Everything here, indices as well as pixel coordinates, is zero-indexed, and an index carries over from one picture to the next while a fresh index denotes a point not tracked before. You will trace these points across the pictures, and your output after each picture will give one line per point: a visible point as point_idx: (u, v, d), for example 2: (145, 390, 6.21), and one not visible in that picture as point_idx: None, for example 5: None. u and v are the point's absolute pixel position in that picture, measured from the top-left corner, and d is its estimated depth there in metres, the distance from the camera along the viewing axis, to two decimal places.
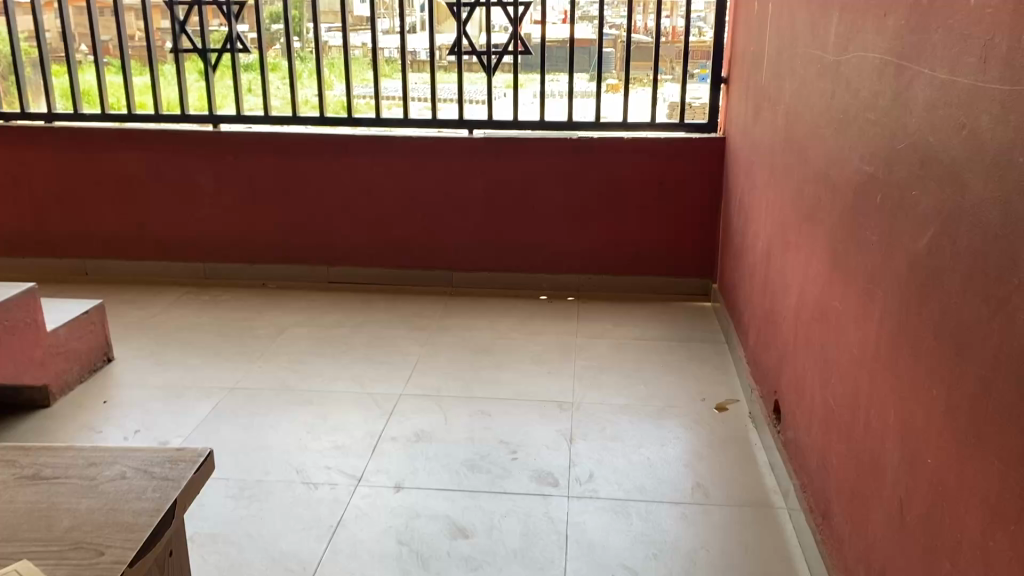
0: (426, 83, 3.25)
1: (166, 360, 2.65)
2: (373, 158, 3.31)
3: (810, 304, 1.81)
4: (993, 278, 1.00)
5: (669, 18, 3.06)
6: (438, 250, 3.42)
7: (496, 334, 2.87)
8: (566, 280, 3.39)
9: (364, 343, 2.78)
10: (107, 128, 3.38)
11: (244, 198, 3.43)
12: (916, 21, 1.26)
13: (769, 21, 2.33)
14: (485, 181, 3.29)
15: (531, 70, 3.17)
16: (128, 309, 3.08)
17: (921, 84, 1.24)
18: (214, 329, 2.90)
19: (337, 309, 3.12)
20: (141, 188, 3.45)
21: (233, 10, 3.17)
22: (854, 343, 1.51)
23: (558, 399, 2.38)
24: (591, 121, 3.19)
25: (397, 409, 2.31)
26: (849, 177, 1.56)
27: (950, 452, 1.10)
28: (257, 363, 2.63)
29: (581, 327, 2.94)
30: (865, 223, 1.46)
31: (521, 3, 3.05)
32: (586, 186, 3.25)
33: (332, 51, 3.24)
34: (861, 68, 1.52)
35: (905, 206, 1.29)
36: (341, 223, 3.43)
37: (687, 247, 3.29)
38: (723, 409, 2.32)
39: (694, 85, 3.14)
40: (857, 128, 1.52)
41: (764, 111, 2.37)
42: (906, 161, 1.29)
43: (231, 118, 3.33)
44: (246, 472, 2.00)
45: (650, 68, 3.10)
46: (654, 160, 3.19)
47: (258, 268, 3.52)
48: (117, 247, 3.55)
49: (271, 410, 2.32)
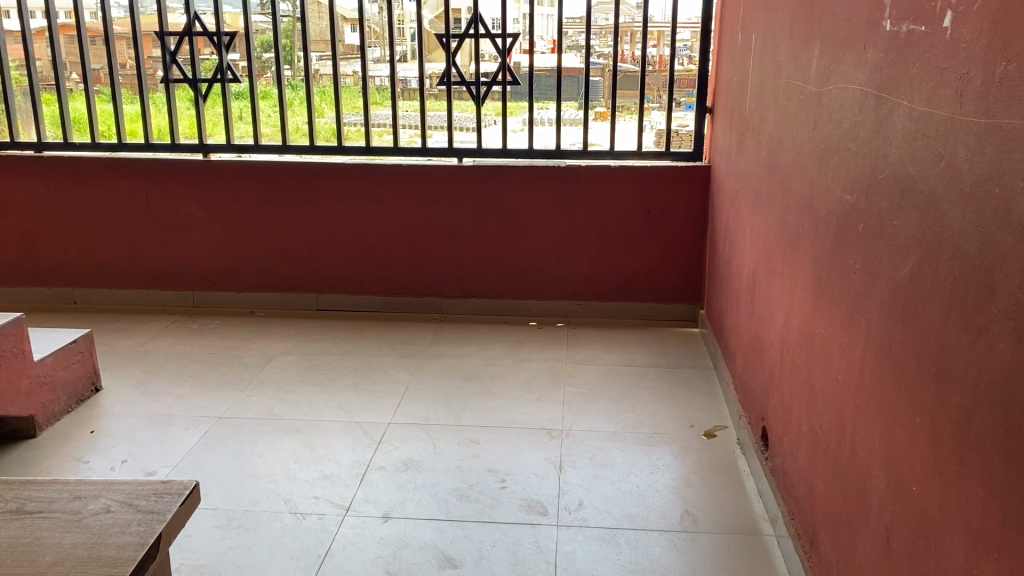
0: (415, 111, 3.28)
1: (154, 389, 2.64)
2: (362, 186, 3.33)
3: (795, 331, 1.82)
4: (973, 307, 1.02)
5: (656, 47, 3.08)
6: (427, 277, 3.43)
7: (485, 361, 2.87)
8: (555, 306, 3.40)
9: (353, 371, 2.78)
10: (96, 157, 3.38)
11: (234, 226, 3.43)
12: (894, 54, 1.29)
13: (753, 52, 2.37)
14: (473, 208, 3.31)
15: (520, 101, 3.21)
16: (116, 338, 3.07)
17: (900, 116, 1.26)
18: (202, 358, 2.89)
19: (326, 337, 3.12)
20: (131, 216, 3.45)
21: (224, 41, 3.20)
22: (838, 370, 1.52)
23: (547, 426, 2.37)
24: (578, 149, 3.24)
25: (385, 438, 2.30)
26: (832, 205, 1.58)
27: (934, 479, 1.11)
28: (246, 392, 2.62)
29: (570, 353, 2.94)
30: (847, 251, 1.48)
31: (509, 35, 3.09)
32: (574, 214, 3.27)
33: (322, 80, 3.26)
34: (842, 99, 1.54)
35: (886, 235, 1.30)
36: (331, 250, 3.43)
37: (674, 273, 3.31)
38: (711, 436, 2.32)
39: (680, 114, 3.18)
40: (839, 158, 1.55)
41: (748, 140, 2.40)
42: (886, 191, 1.31)
43: (222, 147, 3.36)
44: (234, 502, 1.99)
45: (639, 98, 3.12)
46: (642, 188, 3.22)
47: (247, 296, 3.51)
48: (105, 275, 3.54)
49: (259, 439, 2.31)
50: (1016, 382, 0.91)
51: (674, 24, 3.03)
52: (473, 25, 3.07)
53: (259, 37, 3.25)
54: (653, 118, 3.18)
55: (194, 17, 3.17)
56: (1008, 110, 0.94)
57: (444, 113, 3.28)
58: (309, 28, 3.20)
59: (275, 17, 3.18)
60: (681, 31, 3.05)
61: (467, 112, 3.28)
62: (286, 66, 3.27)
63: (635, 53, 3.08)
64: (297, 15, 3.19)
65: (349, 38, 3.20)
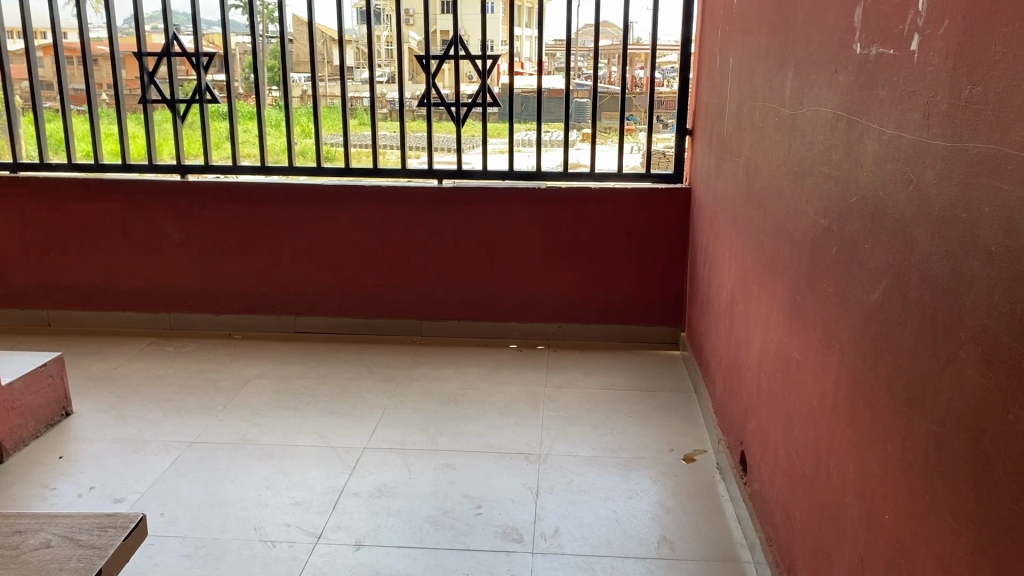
0: (396, 133, 3.27)
1: (127, 413, 2.59)
2: (341, 207, 3.31)
3: (772, 354, 1.81)
4: (941, 332, 1.00)
5: (644, 70, 3.09)
6: (408, 299, 3.40)
7: (464, 383, 2.84)
8: (535, 328, 3.38)
9: (330, 394, 2.74)
10: (73, 178, 3.35)
11: (212, 247, 3.40)
12: (864, 77, 1.28)
13: (730, 74, 2.36)
14: (454, 230, 3.29)
15: (500, 123, 3.19)
16: (89, 361, 3.02)
17: (870, 138, 1.25)
18: (177, 381, 2.85)
19: (304, 359, 3.08)
20: (108, 237, 3.42)
21: (203, 62, 3.19)
22: (813, 394, 1.51)
23: (525, 451, 2.34)
24: (559, 171, 3.22)
25: (360, 463, 2.27)
26: (806, 227, 1.57)
27: (906, 507, 1.09)
28: (220, 416, 2.58)
29: (550, 376, 2.92)
30: (820, 273, 1.48)
31: (489, 57, 3.09)
32: (555, 236, 3.26)
33: (303, 102, 3.25)
34: (815, 122, 1.54)
35: (858, 259, 1.29)
36: (310, 272, 3.41)
37: (654, 296, 3.30)
38: (690, 460, 2.30)
39: (664, 136, 3.18)
40: (812, 180, 1.54)
41: (726, 162, 2.40)
42: (858, 214, 1.30)
43: (198, 168, 3.33)
44: (203, 530, 1.95)
45: (630, 119, 3.13)
46: (622, 211, 3.21)
47: (225, 318, 3.47)
48: (81, 297, 3.49)
49: (232, 464, 2.27)
50: (984, 409, 0.90)
51: (653, 46, 3.04)
52: (453, 46, 3.07)
53: (238, 62, 3.24)
54: (638, 139, 3.17)
55: (173, 38, 3.16)
56: (973, 134, 0.93)
57: (425, 134, 3.25)
58: (291, 51, 3.18)
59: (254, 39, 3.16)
60: (664, 54, 3.07)
61: (447, 133, 3.24)
62: (275, 91, 3.25)
63: (614, 75, 3.11)
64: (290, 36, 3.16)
65: (334, 58, 3.19)
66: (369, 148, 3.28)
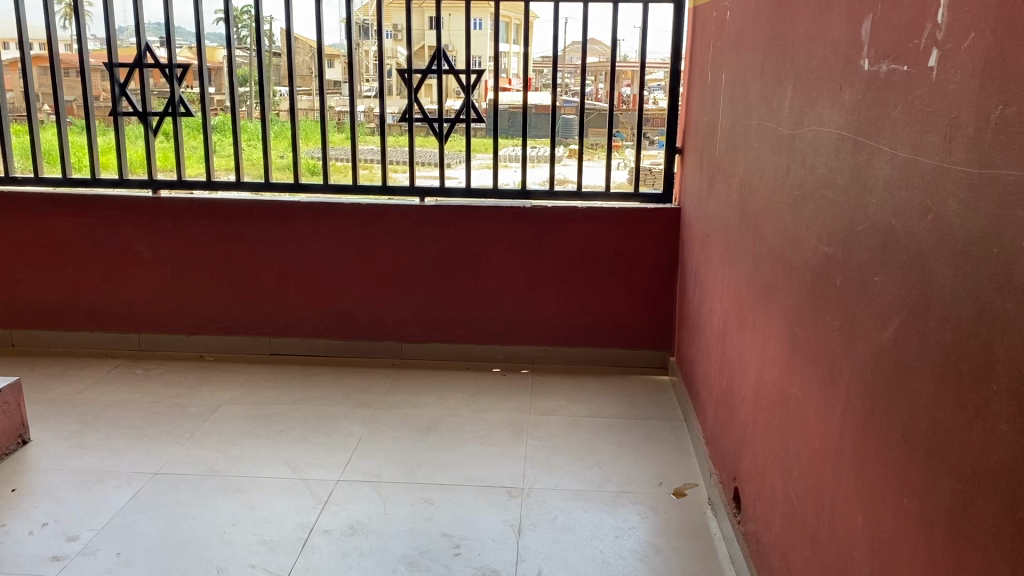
0: (377, 146, 3.15)
1: (88, 441, 2.46)
2: (319, 225, 3.19)
3: (769, 387, 1.71)
4: (968, 378, 0.90)
5: (630, 87, 3.01)
6: (387, 320, 3.28)
7: (444, 410, 2.72)
8: (520, 351, 3.26)
9: (303, 421, 2.62)
10: (39, 193, 3.22)
11: (185, 266, 3.27)
12: (874, 95, 1.19)
13: (724, 90, 2.27)
14: (436, 249, 3.18)
15: (485, 138, 3.09)
16: (52, 384, 2.88)
17: (881, 162, 1.15)
18: (143, 407, 2.72)
19: (278, 383, 2.95)
20: (76, 255, 3.28)
21: (177, 74, 3.07)
22: (816, 434, 1.40)
23: (507, 485, 2.22)
24: (545, 189, 3.13)
25: (333, 498, 2.14)
26: (807, 255, 1.47)
27: (925, 571, 0.98)
28: (187, 445, 2.45)
29: (534, 402, 2.81)
30: (824, 306, 1.38)
31: (473, 71, 3.00)
32: (541, 256, 3.15)
33: (280, 115, 3.13)
34: (817, 142, 1.44)
35: (868, 292, 1.19)
36: (286, 292, 3.28)
37: (643, 319, 3.19)
38: (681, 495, 2.19)
39: (650, 153, 3.08)
40: (814, 205, 1.44)
41: (718, 184, 2.30)
42: (867, 243, 1.20)
43: (171, 183, 3.20)
44: (162, 572, 1.82)
45: (617, 135, 3.03)
46: (611, 231, 3.11)
47: (197, 339, 3.34)
48: (47, 317, 3.36)
49: (196, 499, 2.14)
50: (1021, 470, 0.79)
51: (642, 64, 2.97)
52: (436, 61, 2.98)
53: (221, 75, 3.09)
54: (625, 156, 3.07)
55: (145, 49, 3.04)
56: (1006, 159, 0.83)
57: (406, 149, 3.13)
58: (273, 64, 3.06)
59: (231, 52, 3.05)
60: (651, 71, 2.99)
61: (429, 148, 3.13)
62: (255, 108, 3.12)
63: (603, 92, 3.02)
64: (279, 50, 3.04)
65: (313, 70, 3.06)
66: (348, 162, 3.15)
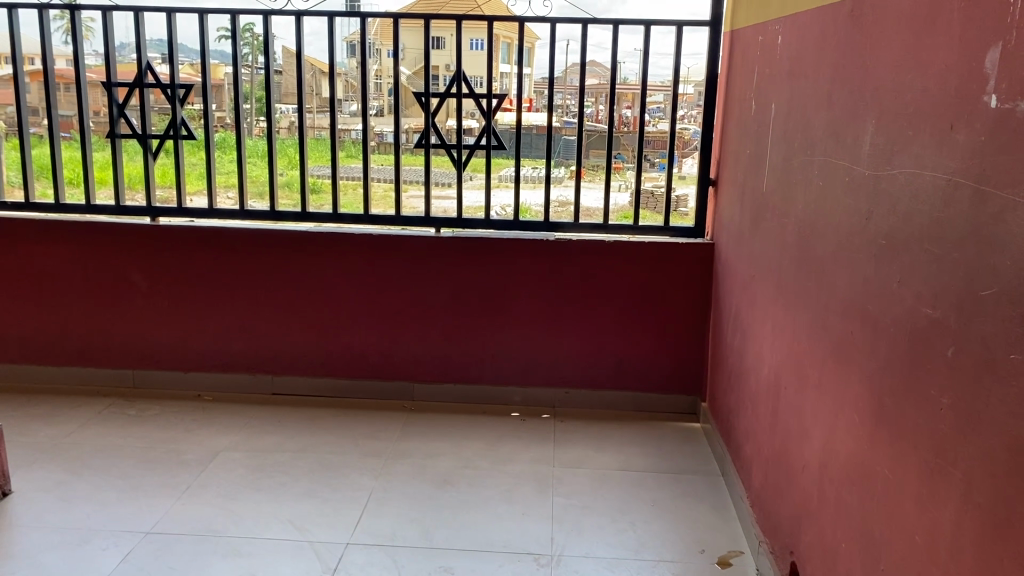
0: (390, 166, 2.96)
1: (74, 494, 2.25)
2: (328, 256, 3.00)
3: (844, 459, 1.51)
4: None
5: (631, 109, 2.84)
6: (398, 359, 3.09)
7: (462, 461, 2.52)
8: (539, 394, 3.07)
9: (310, 472, 2.42)
10: (30, 218, 3.04)
11: (183, 297, 3.08)
12: (1004, 139, 1.00)
13: (773, 120, 2.09)
14: (451, 284, 2.99)
15: (504, 159, 2.92)
16: (38, 426, 2.68)
17: (1018, 219, 0.97)
18: (136, 453, 2.51)
19: (282, 427, 2.75)
20: (68, 285, 3.09)
21: (179, 94, 2.91)
22: (918, 527, 1.20)
23: (534, 551, 2.02)
24: (568, 222, 2.96)
25: (342, 565, 1.94)
26: (903, 317, 1.28)
27: None
28: (182, 499, 2.24)
29: (558, 452, 2.61)
30: (930, 379, 1.19)
31: (494, 95, 2.85)
32: (563, 292, 2.97)
33: (285, 135, 2.95)
34: (914, 188, 1.25)
35: (999, 372, 1.00)
36: (291, 327, 3.09)
37: (670, 360, 3.00)
38: (725, 564, 1.98)
39: (652, 175, 2.89)
40: (911, 260, 1.26)
41: (765, 222, 2.12)
42: (998, 315, 1.01)
43: (171, 210, 3.03)
44: None
45: (618, 156, 2.89)
46: (638, 267, 2.92)
47: (195, 377, 3.14)
48: (35, 351, 3.15)
49: (191, 564, 1.93)
50: None
51: (675, 86, 2.81)
52: (455, 84, 2.83)
53: (222, 92, 2.94)
54: (626, 177, 2.91)
55: (145, 68, 2.88)
56: None
57: (421, 169, 2.95)
58: (277, 82, 2.89)
59: (236, 69, 2.89)
60: (652, 94, 2.82)
61: (447, 169, 2.96)
62: (262, 122, 2.93)
63: (602, 113, 2.87)
64: (290, 69, 2.88)
65: (325, 90, 2.89)
66: (360, 180, 2.98)
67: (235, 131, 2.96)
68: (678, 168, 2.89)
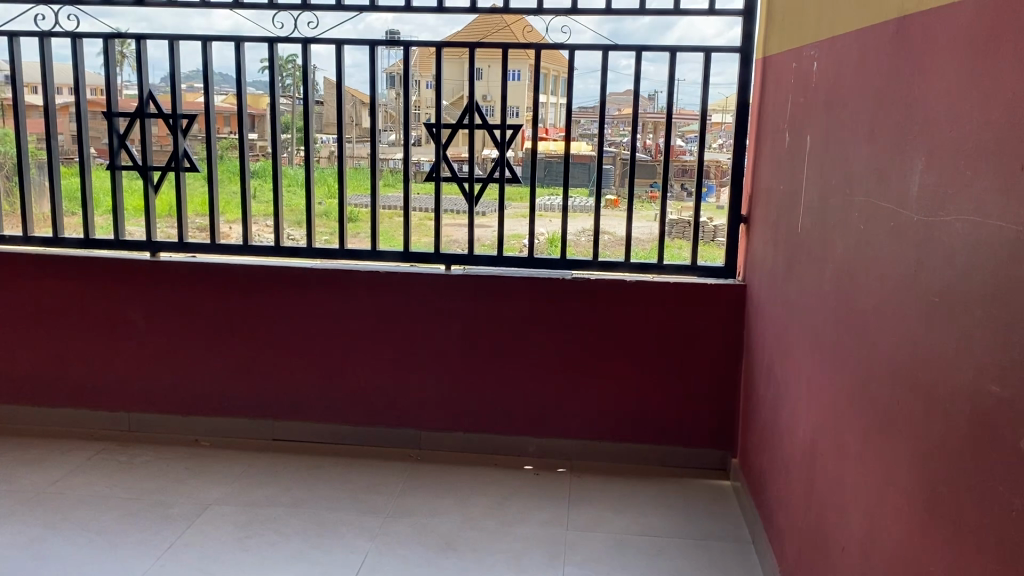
0: (398, 195, 2.80)
1: (48, 549, 2.10)
2: (334, 295, 2.85)
3: (889, 551, 1.29)
4: None
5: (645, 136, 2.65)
6: (406, 406, 2.91)
7: (467, 521, 2.32)
8: (557, 445, 2.86)
9: (302, 530, 2.24)
10: (26, 251, 2.93)
11: (182, 337, 2.94)
12: None
13: (809, 154, 1.88)
14: (463, 326, 2.81)
15: (519, 189, 2.72)
16: (25, 473, 2.54)
17: None
18: (121, 504, 2.36)
19: (280, 478, 2.58)
20: (66, 323, 2.97)
21: (182, 124, 2.79)
22: None
23: None
24: (587, 260, 2.75)
25: None
26: (960, 393, 1.07)
27: None
28: (162, 559, 2.08)
29: (573, 511, 2.40)
30: (994, 474, 0.98)
31: (509, 126, 2.68)
32: (581, 336, 2.77)
33: (290, 166, 2.81)
34: (974, 241, 1.05)
35: None
36: (295, 370, 2.93)
37: (697, 411, 2.78)
38: None
39: (686, 205, 2.68)
40: (971, 325, 1.05)
41: (800, 265, 1.91)
42: None
43: (171, 245, 2.89)
44: None
45: (651, 185, 2.68)
46: (662, 309, 2.72)
47: (194, 421, 2.99)
48: (31, 391, 3.03)
49: None
50: None
51: (706, 115, 2.61)
52: (467, 114, 2.66)
53: (227, 119, 2.82)
54: (657, 208, 2.69)
55: (148, 98, 2.78)
56: None
57: (432, 197, 2.77)
58: (283, 111, 2.78)
59: (275, 99, 2.76)
60: (685, 123, 2.63)
61: (458, 197, 2.78)
62: (268, 151, 2.81)
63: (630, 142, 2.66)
64: (298, 97, 2.76)
65: (333, 116, 2.76)
66: (368, 209, 2.80)
67: (238, 156, 2.82)
68: (713, 198, 2.68)
